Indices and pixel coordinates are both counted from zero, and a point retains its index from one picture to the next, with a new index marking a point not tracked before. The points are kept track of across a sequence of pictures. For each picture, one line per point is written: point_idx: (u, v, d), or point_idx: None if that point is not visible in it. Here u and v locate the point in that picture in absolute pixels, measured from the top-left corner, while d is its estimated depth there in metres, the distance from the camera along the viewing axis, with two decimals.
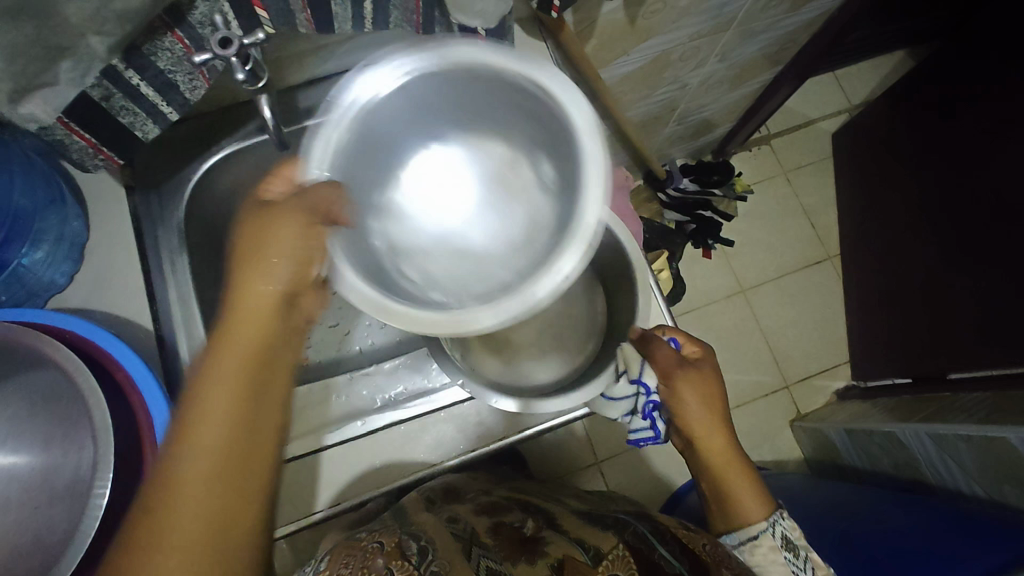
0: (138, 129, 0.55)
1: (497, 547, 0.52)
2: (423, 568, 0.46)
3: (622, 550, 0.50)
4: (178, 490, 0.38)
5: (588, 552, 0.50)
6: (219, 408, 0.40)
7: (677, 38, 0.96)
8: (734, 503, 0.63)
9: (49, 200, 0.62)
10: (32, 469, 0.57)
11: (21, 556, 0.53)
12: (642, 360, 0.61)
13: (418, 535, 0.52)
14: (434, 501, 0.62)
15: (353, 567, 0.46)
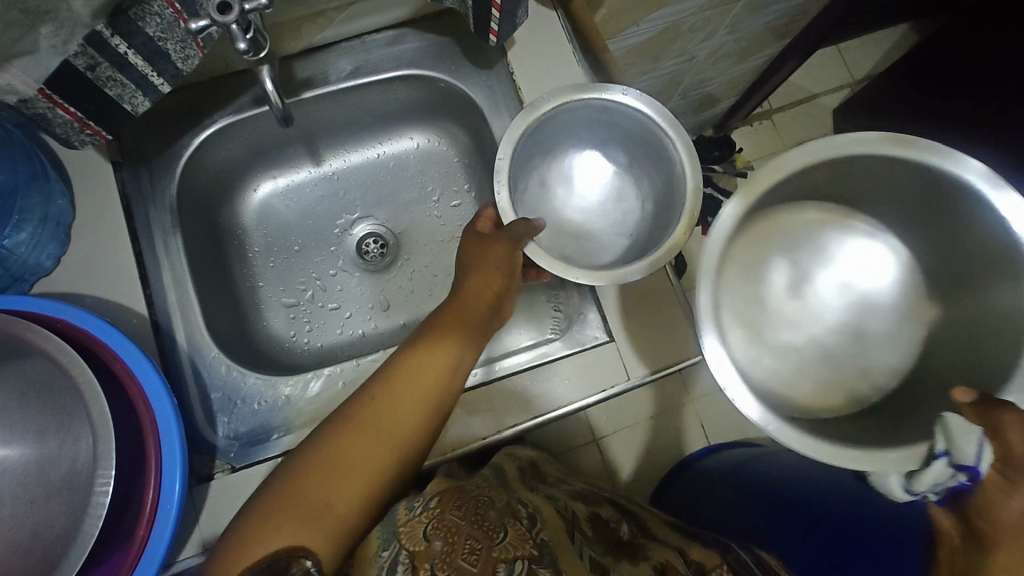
0: (127, 103, 0.51)
1: (594, 532, 0.47)
2: (536, 534, 0.42)
3: (728, 571, 0.43)
4: (334, 462, 0.47)
5: (694, 565, 0.43)
6: (395, 403, 0.50)
7: (688, 9, 0.92)
8: None
9: (29, 176, 0.58)
10: (25, 461, 0.55)
11: (20, 550, 0.52)
12: (981, 445, 0.47)
13: (525, 500, 0.48)
14: (524, 477, 0.54)
15: (467, 513, 0.42)
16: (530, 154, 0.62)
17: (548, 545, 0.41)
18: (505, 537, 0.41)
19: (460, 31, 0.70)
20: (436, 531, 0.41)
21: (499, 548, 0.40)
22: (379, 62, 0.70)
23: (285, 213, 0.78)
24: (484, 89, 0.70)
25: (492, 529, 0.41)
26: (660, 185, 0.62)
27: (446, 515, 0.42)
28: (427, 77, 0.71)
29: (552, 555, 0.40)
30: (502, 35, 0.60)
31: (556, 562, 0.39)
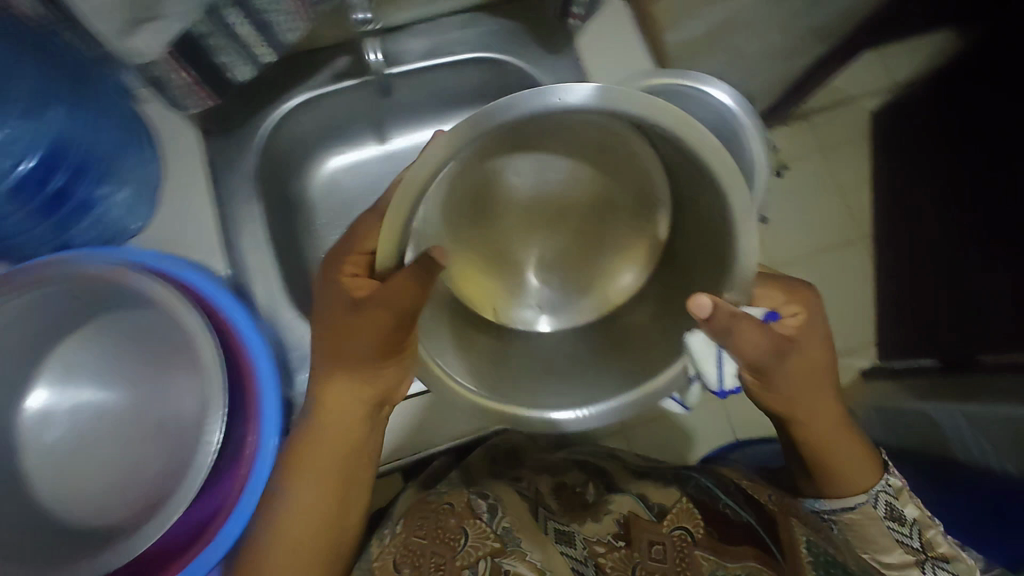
0: (233, 71, 0.54)
1: (561, 503, 0.63)
2: (495, 525, 0.55)
3: (684, 504, 0.60)
4: (306, 505, 0.56)
5: (657, 508, 0.60)
6: (326, 440, 0.57)
7: (741, 3, 0.93)
8: (845, 477, 0.62)
9: (125, 139, 0.59)
10: (121, 407, 0.58)
11: (121, 485, 0.56)
12: (717, 359, 0.44)
13: (488, 494, 0.61)
14: (490, 467, 0.70)
15: (429, 530, 0.56)
16: (630, 106, 0.62)
17: (508, 535, 0.53)
18: (466, 542, 0.54)
19: (529, 17, 0.73)
20: (406, 553, 0.54)
21: (460, 554, 0.52)
22: (452, 45, 0.72)
23: (350, 188, 0.82)
24: (552, 73, 0.72)
25: (453, 538, 0.54)
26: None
27: (412, 540, 0.55)
28: (498, 60, 0.73)
29: (513, 544, 0.52)
30: None
31: (518, 552, 0.51)
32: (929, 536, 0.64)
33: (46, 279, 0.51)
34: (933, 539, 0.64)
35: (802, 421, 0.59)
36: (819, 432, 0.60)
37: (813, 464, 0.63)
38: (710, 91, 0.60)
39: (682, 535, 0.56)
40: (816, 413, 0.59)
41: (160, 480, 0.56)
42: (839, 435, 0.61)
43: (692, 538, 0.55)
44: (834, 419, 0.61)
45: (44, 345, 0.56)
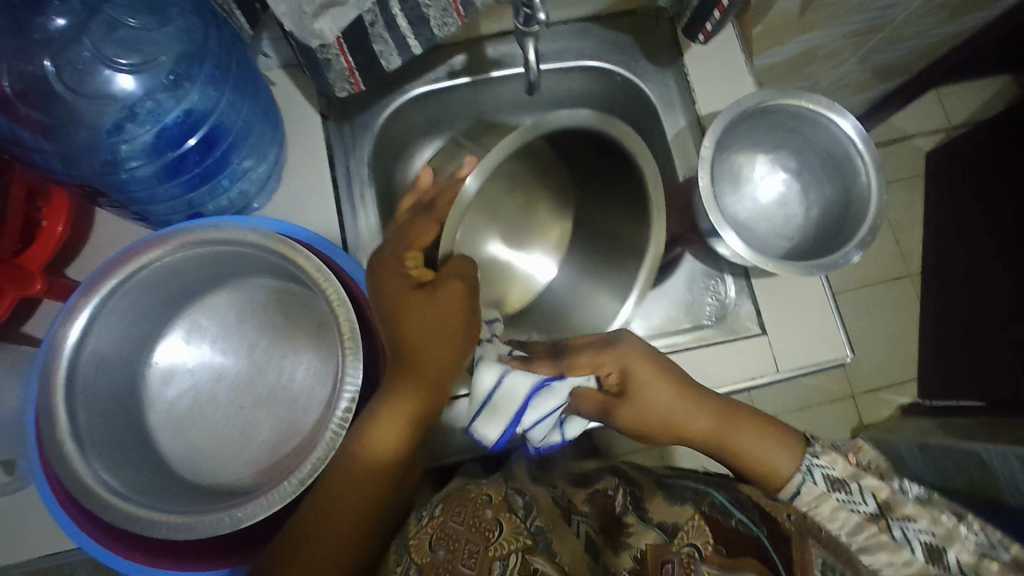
0: (385, 59, 0.56)
1: (593, 511, 0.50)
2: (531, 524, 0.46)
3: (698, 520, 0.47)
4: (341, 480, 0.48)
5: (669, 525, 0.47)
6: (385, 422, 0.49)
7: (831, 34, 0.94)
8: (764, 464, 0.52)
9: (263, 114, 0.61)
10: (237, 372, 0.59)
11: (232, 448, 0.57)
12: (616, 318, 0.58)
13: (524, 490, 0.50)
14: (532, 472, 0.57)
15: (466, 517, 0.46)
16: (783, 129, 0.66)
17: (542, 535, 0.45)
18: (502, 533, 0.45)
19: (641, 31, 0.75)
20: (439, 540, 0.45)
21: (494, 544, 0.44)
22: (563, 51, 0.74)
23: None
24: (657, 86, 0.74)
25: (487, 528, 0.45)
26: (836, 197, 0.66)
27: (448, 523, 0.46)
28: (606, 69, 0.75)
29: (545, 543, 0.44)
30: (711, 35, 0.66)
31: (550, 551, 0.43)
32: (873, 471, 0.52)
33: (197, 242, 0.52)
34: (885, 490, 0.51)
35: (639, 384, 0.52)
36: (707, 429, 0.53)
37: (724, 448, 0.54)
38: (834, 117, 0.62)
39: (690, 551, 0.44)
40: (676, 407, 0.52)
41: (279, 444, 0.57)
42: (701, 407, 0.53)
43: (700, 555, 0.44)
44: (717, 420, 0.54)
45: (175, 304, 0.57)
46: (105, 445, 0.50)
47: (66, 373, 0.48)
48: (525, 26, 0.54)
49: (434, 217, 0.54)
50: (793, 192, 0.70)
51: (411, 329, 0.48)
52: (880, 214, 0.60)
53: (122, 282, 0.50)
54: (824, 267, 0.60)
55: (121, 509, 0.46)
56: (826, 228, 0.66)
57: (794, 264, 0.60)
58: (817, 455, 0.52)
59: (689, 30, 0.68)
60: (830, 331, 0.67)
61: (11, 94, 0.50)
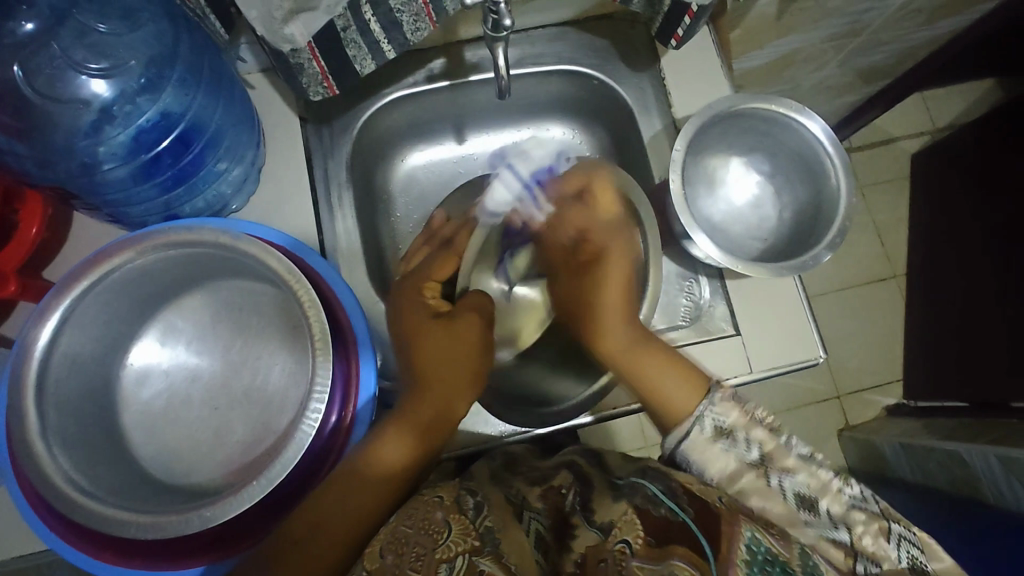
0: (358, 63, 0.57)
1: (546, 508, 0.51)
2: (479, 523, 0.47)
3: (630, 514, 0.45)
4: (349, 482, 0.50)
5: (604, 523, 0.46)
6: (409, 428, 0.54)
7: (810, 38, 0.95)
8: (655, 394, 0.57)
9: (238, 118, 0.62)
10: (212, 373, 0.60)
11: (206, 449, 0.58)
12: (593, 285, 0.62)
13: (476, 492, 0.51)
14: (494, 471, 0.58)
15: (417, 519, 0.47)
16: (755, 132, 0.67)
17: (491, 536, 0.46)
18: (449, 536, 0.46)
19: (618, 35, 0.76)
20: (391, 543, 0.46)
21: (442, 547, 0.45)
22: (540, 55, 0.75)
23: (427, 185, 0.83)
24: (634, 89, 0.75)
25: (435, 530, 0.46)
26: (807, 199, 0.67)
27: (399, 528, 0.47)
28: (584, 73, 0.76)
29: (493, 544, 0.45)
30: (684, 40, 0.67)
31: (497, 552, 0.44)
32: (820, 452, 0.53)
33: (170, 244, 0.52)
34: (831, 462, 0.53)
35: (601, 279, 0.61)
36: (620, 341, 0.59)
37: (621, 371, 0.60)
38: (804, 120, 0.63)
39: (620, 548, 0.43)
40: (609, 305, 0.60)
41: (253, 444, 0.58)
42: (628, 321, 0.60)
43: (630, 550, 0.42)
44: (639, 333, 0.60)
45: (151, 306, 0.58)
46: (77, 445, 0.50)
47: (36, 375, 0.48)
48: (494, 32, 0.54)
49: (452, 250, 0.62)
50: (766, 195, 0.71)
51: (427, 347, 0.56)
52: (849, 216, 0.61)
53: (95, 284, 0.51)
54: (793, 270, 0.61)
55: (90, 509, 0.46)
56: (798, 230, 0.67)
57: (765, 267, 0.61)
58: (714, 402, 0.54)
59: (664, 35, 0.68)
60: (802, 332, 0.68)
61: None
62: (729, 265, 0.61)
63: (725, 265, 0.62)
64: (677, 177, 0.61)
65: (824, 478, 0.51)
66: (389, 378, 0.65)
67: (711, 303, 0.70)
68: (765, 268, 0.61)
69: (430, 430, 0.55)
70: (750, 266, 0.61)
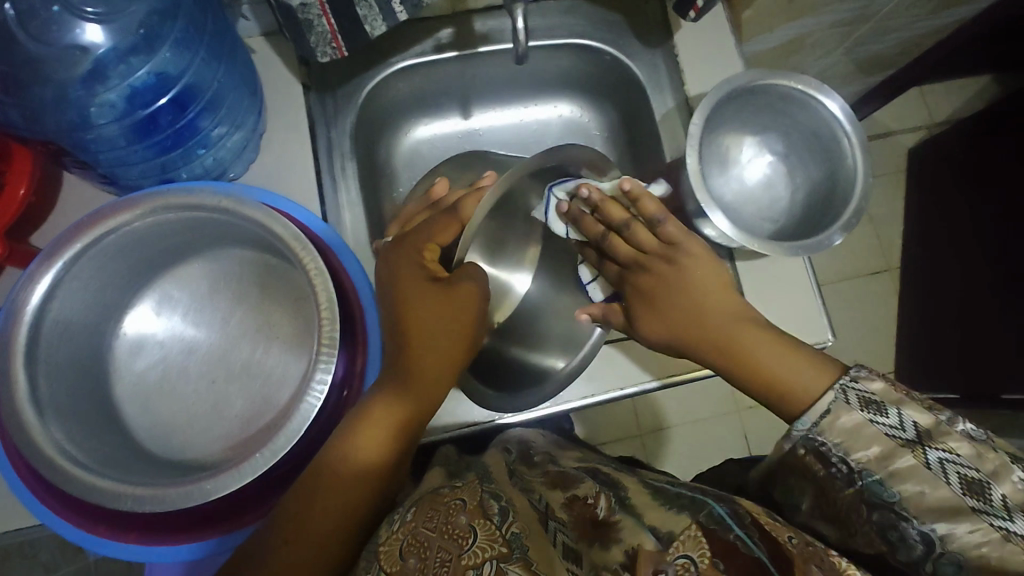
0: (369, 24, 0.54)
1: (571, 518, 0.50)
2: (508, 528, 0.45)
3: (693, 531, 0.43)
4: (345, 467, 0.48)
5: (662, 532, 0.43)
6: (381, 420, 0.49)
7: (819, 23, 0.94)
8: (791, 384, 0.53)
9: (239, 82, 0.59)
10: (209, 347, 0.57)
11: (203, 422, 0.56)
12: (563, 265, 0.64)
13: (500, 495, 0.50)
14: (510, 465, 0.59)
15: (439, 522, 0.45)
16: (772, 108, 0.65)
17: (518, 541, 0.44)
18: (475, 540, 0.44)
19: (633, 9, 0.74)
20: (411, 546, 0.44)
21: (467, 553, 0.43)
22: (552, 27, 0.73)
23: (431, 160, 0.81)
24: (646, 66, 0.73)
25: (460, 535, 0.44)
26: (821, 180, 0.66)
27: (419, 530, 0.45)
28: (595, 48, 0.74)
29: (521, 550, 0.43)
30: (702, 12, 0.65)
31: (526, 559, 0.42)
32: (929, 425, 0.44)
33: (168, 205, 0.49)
34: (944, 442, 0.43)
35: (661, 276, 0.58)
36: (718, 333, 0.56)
37: (754, 375, 0.55)
38: (823, 99, 0.61)
39: (683, 564, 0.41)
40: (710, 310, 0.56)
41: (252, 419, 0.56)
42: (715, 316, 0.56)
43: (695, 567, 0.40)
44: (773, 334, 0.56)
45: (146, 273, 0.55)
46: (69, 414, 0.48)
47: (26, 339, 0.45)
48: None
49: (455, 216, 0.53)
50: (778, 176, 0.70)
51: (422, 323, 0.50)
52: (865, 197, 0.60)
53: (89, 246, 0.48)
54: (804, 250, 0.59)
55: (84, 481, 0.44)
56: (811, 211, 0.66)
57: (779, 245, 0.59)
58: (859, 376, 0.48)
59: (681, 7, 0.66)
60: (812, 316, 0.67)
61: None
62: (743, 240, 0.60)
63: (739, 241, 0.61)
64: (692, 151, 0.60)
65: (934, 470, 0.43)
66: None
67: None
68: (779, 247, 0.59)
69: (410, 426, 0.51)
70: (761, 243, 0.60)
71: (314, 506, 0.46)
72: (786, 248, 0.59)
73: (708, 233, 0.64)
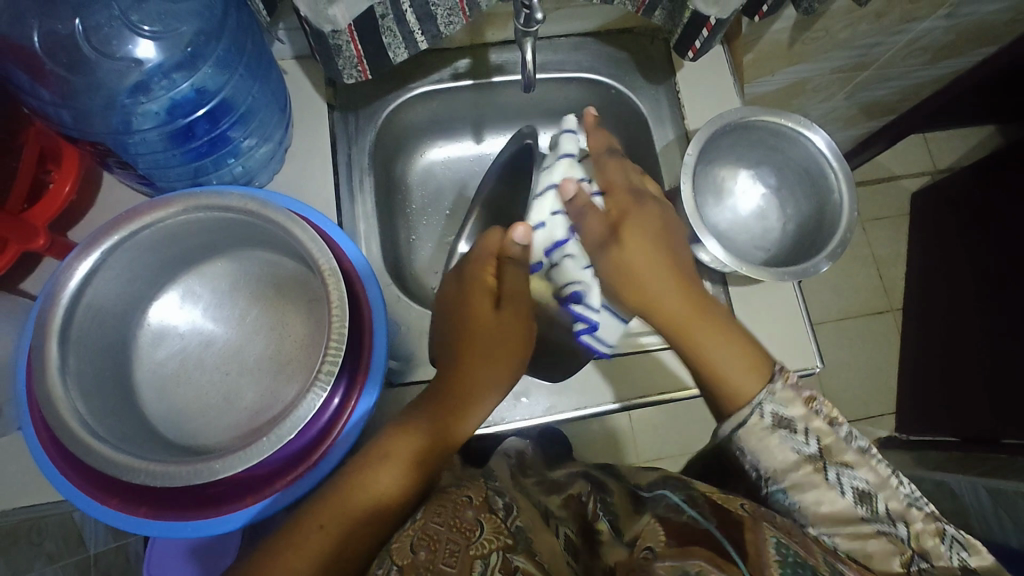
0: (392, 51, 0.60)
1: (568, 515, 0.54)
2: (510, 523, 0.47)
3: (658, 525, 0.45)
4: (373, 474, 0.52)
5: (631, 534, 0.47)
6: (412, 437, 0.55)
7: (819, 69, 0.99)
8: (716, 371, 0.56)
9: (268, 98, 0.65)
10: (225, 341, 0.61)
11: (214, 412, 0.59)
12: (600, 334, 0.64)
13: (504, 494, 0.53)
14: (511, 469, 0.60)
15: (448, 518, 0.47)
16: (766, 142, 0.70)
17: (521, 535, 0.46)
18: (482, 534, 0.46)
19: (637, 47, 0.79)
20: (422, 540, 0.45)
21: (473, 543, 0.45)
22: (562, 61, 0.78)
23: (444, 180, 0.86)
24: (650, 100, 0.78)
25: (468, 528, 0.46)
26: (809, 212, 0.70)
27: (429, 524, 0.46)
28: (601, 82, 0.79)
29: (525, 544, 0.45)
30: (701, 52, 0.69)
31: (530, 550, 0.45)
32: (827, 444, 0.50)
33: (200, 206, 0.54)
34: (840, 458, 0.50)
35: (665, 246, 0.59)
36: (677, 312, 0.58)
37: (675, 330, 0.59)
38: (809, 135, 0.65)
39: (646, 550, 0.42)
40: (654, 278, 0.58)
41: (262, 411, 0.59)
42: (663, 278, 0.58)
43: (653, 552, 0.41)
44: (696, 302, 0.58)
45: (173, 269, 0.59)
46: (93, 394, 0.51)
47: (61, 319, 0.49)
48: (524, 26, 0.56)
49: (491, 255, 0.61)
50: (771, 207, 0.74)
51: (475, 347, 0.61)
52: (849, 229, 0.63)
53: (124, 239, 0.52)
54: (794, 275, 0.63)
55: (102, 454, 0.47)
56: (801, 240, 0.70)
57: (768, 270, 0.63)
58: (774, 390, 0.52)
59: (681, 47, 0.70)
60: (801, 343, 0.70)
61: (40, 50, 0.53)
62: (735, 263, 0.63)
63: (729, 266, 0.64)
64: (689, 178, 0.64)
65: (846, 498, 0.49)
66: (399, 358, 0.67)
67: None
68: (768, 272, 0.62)
69: (429, 448, 0.55)
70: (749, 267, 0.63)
71: (333, 521, 0.49)
72: (775, 273, 0.63)
73: (704, 258, 0.67)
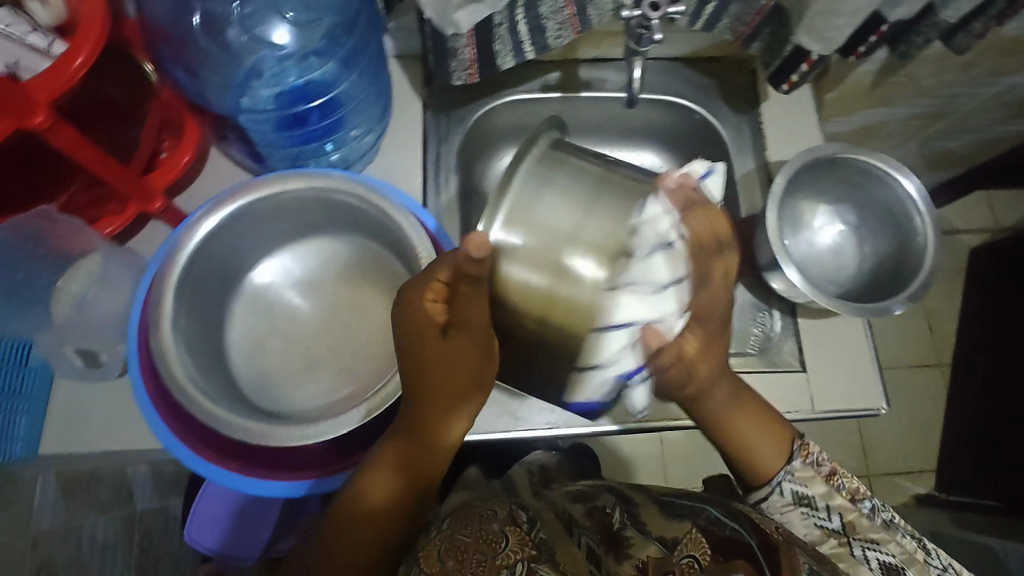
0: (500, 59, 0.62)
1: (592, 524, 0.54)
2: (534, 535, 0.50)
3: (696, 534, 0.48)
4: (366, 492, 0.51)
5: (667, 538, 0.48)
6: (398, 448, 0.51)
7: (896, 114, 0.99)
8: (756, 463, 0.56)
9: (376, 91, 0.68)
10: (309, 315, 0.64)
11: (294, 381, 0.61)
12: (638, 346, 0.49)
13: (526, 510, 0.56)
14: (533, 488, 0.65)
15: (473, 530, 0.51)
16: (853, 179, 0.70)
17: (546, 546, 0.49)
18: (506, 546, 0.49)
19: (723, 76, 0.81)
20: (449, 550, 0.49)
21: (500, 554, 0.48)
22: (649, 83, 0.80)
23: None
24: (732, 129, 0.80)
25: (494, 540, 0.49)
26: (889, 252, 0.70)
27: (456, 536, 0.50)
28: (686, 107, 0.81)
29: (548, 554, 0.48)
30: (795, 86, 0.70)
31: (553, 561, 0.47)
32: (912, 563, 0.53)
33: (308, 185, 0.57)
34: (864, 535, 0.53)
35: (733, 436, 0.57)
36: (726, 412, 0.57)
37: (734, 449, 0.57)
38: (898, 177, 0.66)
39: (688, 561, 0.45)
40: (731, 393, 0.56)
41: (339, 386, 0.61)
42: (752, 417, 0.57)
43: (699, 564, 0.44)
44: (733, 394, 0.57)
45: (271, 243, 0.63)
46: (197, 349, 0.55)
47: (177, 279, 0.53)
48: (635, 45, 0.58)
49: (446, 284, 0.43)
50: (847, 244, 0.74)
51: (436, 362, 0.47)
52: (933, 272, 0.63)
53: (238, 210, 0.56)
54: (874, 312, 0.63)
55: (204, 407, 0.50)
56: (878, 279, 0.70)
57: (844, 304, 0.63)
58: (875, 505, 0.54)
59: (775, 80, 0.71)
60: (868, 381, 0.69)
61: (198, 27, 0.59)
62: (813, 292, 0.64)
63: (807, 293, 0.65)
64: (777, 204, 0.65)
65: None
66: None
67: (781, 337, 0.73)
68: (846, 306, 0.63)
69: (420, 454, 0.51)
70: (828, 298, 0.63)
71: (346, 538, 0.51)
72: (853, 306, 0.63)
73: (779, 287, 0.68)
